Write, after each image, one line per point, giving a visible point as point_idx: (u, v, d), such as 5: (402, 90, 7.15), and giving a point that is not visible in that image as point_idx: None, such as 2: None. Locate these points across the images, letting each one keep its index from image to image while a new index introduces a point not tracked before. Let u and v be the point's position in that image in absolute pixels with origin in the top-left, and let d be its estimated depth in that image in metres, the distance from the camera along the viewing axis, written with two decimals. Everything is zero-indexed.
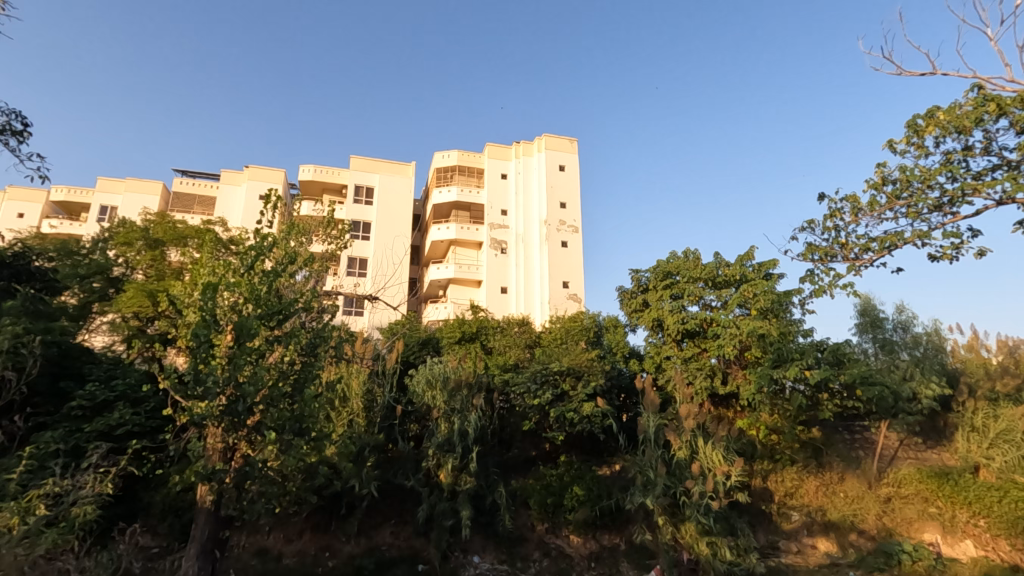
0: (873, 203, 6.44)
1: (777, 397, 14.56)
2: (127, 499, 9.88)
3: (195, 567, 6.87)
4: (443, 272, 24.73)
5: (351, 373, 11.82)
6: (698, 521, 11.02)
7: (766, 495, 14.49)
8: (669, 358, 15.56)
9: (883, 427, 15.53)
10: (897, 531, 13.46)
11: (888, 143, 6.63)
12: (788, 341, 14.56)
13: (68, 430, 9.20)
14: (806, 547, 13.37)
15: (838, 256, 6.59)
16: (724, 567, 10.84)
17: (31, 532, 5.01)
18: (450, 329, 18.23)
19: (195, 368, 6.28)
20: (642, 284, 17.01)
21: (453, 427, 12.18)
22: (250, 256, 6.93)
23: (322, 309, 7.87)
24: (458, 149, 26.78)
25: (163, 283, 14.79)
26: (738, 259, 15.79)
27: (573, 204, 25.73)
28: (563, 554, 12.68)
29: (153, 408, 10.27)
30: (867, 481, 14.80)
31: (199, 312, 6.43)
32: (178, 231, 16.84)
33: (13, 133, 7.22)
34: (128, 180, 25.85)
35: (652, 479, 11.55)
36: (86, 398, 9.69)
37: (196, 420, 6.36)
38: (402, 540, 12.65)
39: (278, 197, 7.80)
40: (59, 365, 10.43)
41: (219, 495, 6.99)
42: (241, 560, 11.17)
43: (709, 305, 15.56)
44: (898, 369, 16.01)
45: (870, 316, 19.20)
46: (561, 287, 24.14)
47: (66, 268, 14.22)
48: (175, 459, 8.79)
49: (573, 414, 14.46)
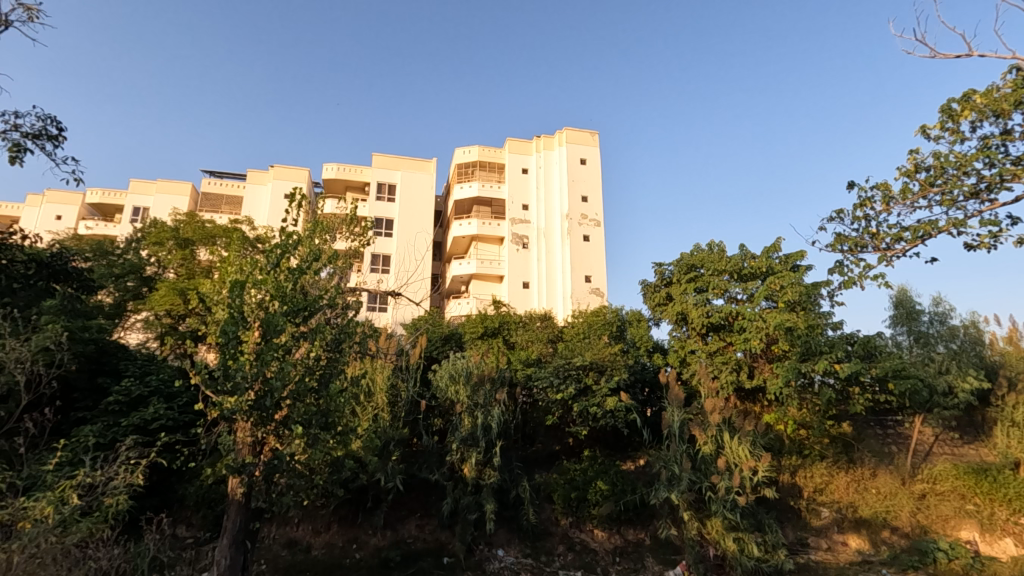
0: (905, 191, 6.18)
1: (806, 391, 14.34)
2: (162, 491, 10.60)
3: (227, 558, 7.01)
4: (465, 268, 24.81)
5: (375, 368, 11.92)
6: (725, 517, 10.90)
7: (795, 491, 14.22)
8: (694, 352, 15.46)
9: (918, 422, 15.14)
10: (932, 529, 13.11)
11: (919, 129, 6.27)
12: (817, 334, 14.23)
13: (106, 425, 9.58)
14: (836, 543, 13.01)
15: (869, 246, 6.35)
16: (752, 563, 10.69)
17: (66, 519, 5.17)
18: (472, 324, 18.29)
19: (224, 364, 6.45)
20: (666, 278, 16.89)
21: (476, 421, 12.25)
22: (276, 254, 7.00)
23: (346, 305, 7.87)
24: (479, 145, 26.86)
25: (193, 282, 15.14)
26: (765, 250, 15.52)
27: (594, 197, 25.57)
28: (587, 548, 12.65)
29: (186, 403, 10.62)
30: (901, 477, 14.44)
31: (228, 309, 6.58)
32: (207, 230, 17.23)
33: (49, 138, 7.42)
34: (158, 182, 26.53)
35: (677, 475, 11.39)
36: (123, 394, 10.07)
37: (225, 414, 6.53)
38: (428, 532, 12.80)
39: (303, 195, 7.84)
40: (97, 362, 10.83)
41: (250, 487, 7.15)
42: (272, 551, 11.49)
43: (735, 298, 15.29)
44: (934, 362, 15.52)
45: (906, 308, 18.52)
46: (583, 281, 24.07)
47: (102, 269, 14.72)
48: (207, 453, 9.09)
49: (597, 409, 14.43)
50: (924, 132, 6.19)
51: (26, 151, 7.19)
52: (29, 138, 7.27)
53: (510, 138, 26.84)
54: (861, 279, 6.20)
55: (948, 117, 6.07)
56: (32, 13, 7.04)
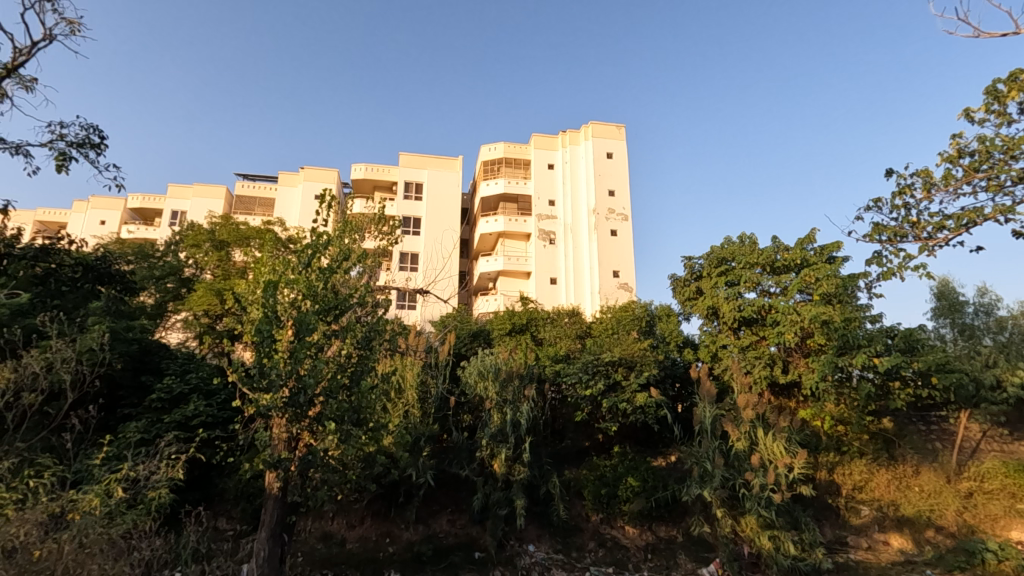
0: (948, 177, 5.92)
1: (843, 386, 13.90)
2: (203, 485, 10.95)
3: (266, 549, 7.19)
4: (492, 265, 24.87)
5: (405, 365, 12.03)
6: (760, 514, 10.65)
7: (832, 488, 13.88)
8: (725, 347, 15.20)
9: (963, 418, 14.47)
10: (980, 529, 12.55)
11: (962, 111, 5.96)
12: (855, 328, 13.77)
13: (150, 421, 9.99)
14: (877, 543, 12.61)
15: (909, 236, 6.11)
16: (788, 562, 10.45)
17: (113, 511, 5.40)
18: (501, 320, 18.24)
19: (260, 362, 6.61)
20: (695, 271, 16.64)
21: (505, 418, 12.29)
22: (307, 254, 7.15)
23: (376, 304, 7.91)
24: (504, 142, 26.83)
25: (229, 282, 15.58)
26: (799, 242, 15.13)
27: (622, 192, 25.33)
28: (619, 545, 12.58)
29: (224, 400, 10.94)
30: (945, 475, 13.96)
31: (262, 308, 6.76)
32: (241, 231, 17.69)
33: (92, 146, 7.70)
34: (194, 186, 27.34)
35: (710, 471, 11.18)
36: (165, 391, 10.46)
37: (261, 411, 6.69)
38: (459, 527, 12.96)
39: (332, 196, 7.89)
40: (140, 360, 11.29)
41: (285, 482, 7.33)
42: (308, 544, 11.73)
43: (768, 292, 14.98)
44: (980, 356, 14.97)
45: (949, 299, 17.90)
46: (611, 276, 23.88)
47: (143, 270, 15.27)
48: (245, 448, 9.41)
49: (626, 405, 14.29)
50: (968, 116, 5.91)
51: (71, 159, 7.50)
52: (73, 147, 7.58)
53: (536, 134, 26.80)
54: (901, 269, 5.91)
55: (993, 99, 5.80)
56: (74, 27, 7.36)
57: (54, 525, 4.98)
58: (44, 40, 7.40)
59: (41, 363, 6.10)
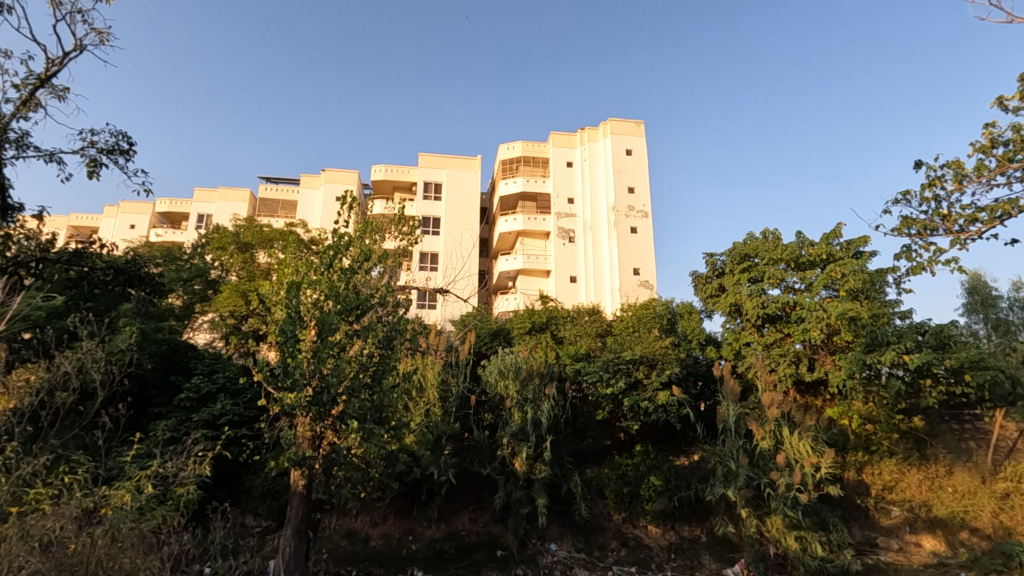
0: (981, 168, 5.73)
1: (871, 384, 13.62)
2: (232, 482, 11.23)
3: (292, 546, 7.32)
4: (512, 264, 24.91)
5: (426, 364, 12.11)
6: (786, 514, 10.46)
7: (861, 489, 13.59)
8: (749, 344, 14.94)
9: (999, 417, 13.97)
10: (1017, 531, 12.16)
11: (997, 99, 5.76)
12: (884, 324, 13.41)
13: (179, 420, 10.23)
14: (908, 545, 12.32)
15: (939, 229, 5.95)
16: (815, 563, 10.27)
17: (143, 507, 5.53)
18: (520, 319, 18.23)
19: (284, 362, 6.70)
20: (717, 268, 16.41)
21: (526, 416, 12.29)
22: (329, 255, 7.21)
23: (396, 303, 7.97)
24: (523, 141, 26.83)
25: (253, 284, 15.86)
26: (824, 237, 14.83)
27: (642, 189, 25.12)
28: (641, 545, 12.49)
29: (250, 399, 11.13)
30: (980, 475, 13.53)
31: (285, 309, 6.85)
32: (265, 233, 18.00)
33: (121, 152, 7.92)
34: (220, 190, 27.91)
35: (734, 470, 11.02)
36: (193, 390, 10.67)
37: (286, 410, 6.78)
38: (481, 526, 13.02)
39: (353, 197, 7.94)
40: (169, 360, 11.57)
41: (310, 479, 7.43)
42: (333, 541, 11.90)
43: (792, 288, 14.72)
44: (1016, 353, 14.50)
45: (981, 294, 17.39)
46: (631, 274, 23.69)
47: (171, 273, 15.62)
48: (270, 446, 9.57)
49: (648, 403, 14.13)
50: (1002, 104, 5.72)
51: (101, 166, 7.70)
52: (103, 154, 7.79)
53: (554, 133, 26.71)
54: (932, 263, 5.75)
55: None
56: (102, 36, 7.54)
57: (88, 519, 5.13)
58: (75, 50, 7.62)
59: (75, 363, 6.31)
